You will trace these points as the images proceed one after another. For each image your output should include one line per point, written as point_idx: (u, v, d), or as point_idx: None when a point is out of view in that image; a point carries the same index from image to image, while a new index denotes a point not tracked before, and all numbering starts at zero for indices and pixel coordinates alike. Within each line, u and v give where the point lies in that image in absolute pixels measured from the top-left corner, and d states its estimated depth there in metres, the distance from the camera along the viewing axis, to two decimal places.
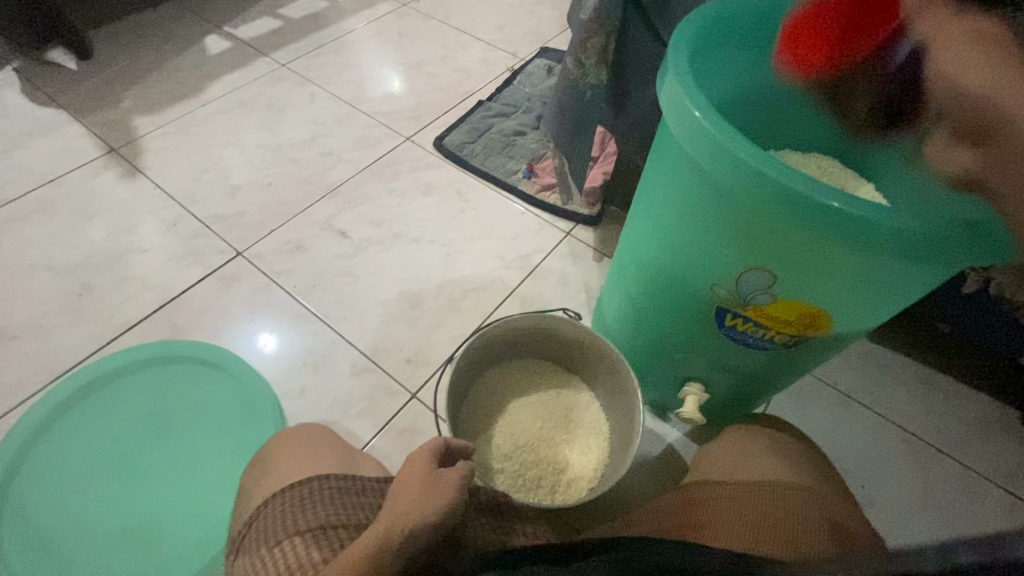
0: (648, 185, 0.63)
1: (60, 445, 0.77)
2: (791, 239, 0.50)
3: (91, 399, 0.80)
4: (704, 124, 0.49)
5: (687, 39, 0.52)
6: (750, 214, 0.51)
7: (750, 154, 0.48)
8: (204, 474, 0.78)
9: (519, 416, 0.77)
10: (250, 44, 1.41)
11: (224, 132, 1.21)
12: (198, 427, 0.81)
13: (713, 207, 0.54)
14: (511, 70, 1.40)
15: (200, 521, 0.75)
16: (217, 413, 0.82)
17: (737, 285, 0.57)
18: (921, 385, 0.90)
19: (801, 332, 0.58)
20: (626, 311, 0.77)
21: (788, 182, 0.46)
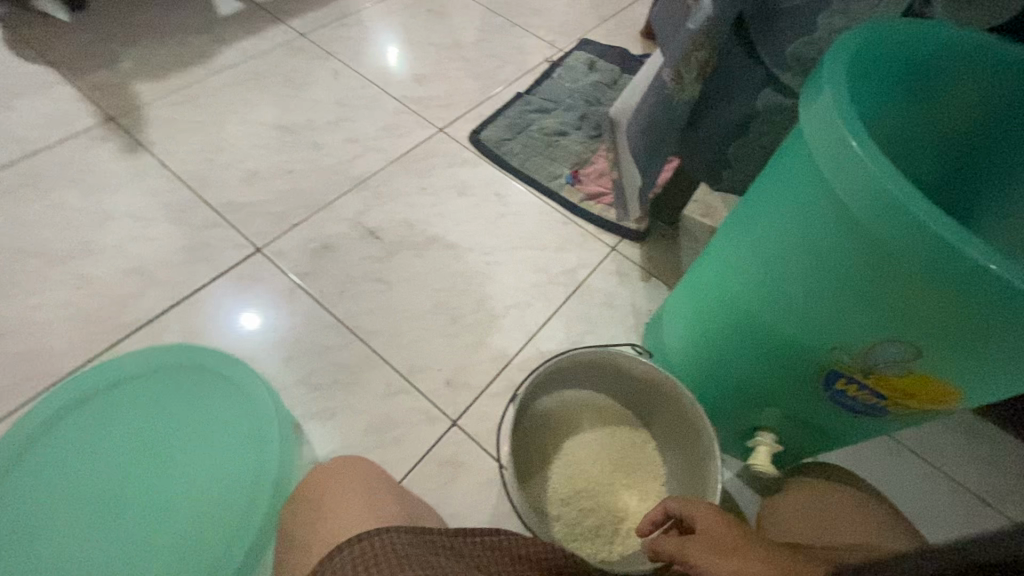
0: (760, 228, 0.56)
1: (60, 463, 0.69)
2: (943, 317, 0.45)
3: (94, 414, 0.72)
4: (871, 173, 0.43)
5: (844, 70, 0.46)
6: (890, 273, 0.46)
7: (917, 211, 0.42)
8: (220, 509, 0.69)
9: (573, 456, 0.72)
10: (265, 9, 1.29)
11: (238, 108, 1.09)
12: (214, 453, 0.72)
13: (854, 266, 0.48)
14: (550, 61, 1.31)
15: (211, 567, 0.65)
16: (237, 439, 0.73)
17: (859, 346, 0.51)
18: (970, 434, 0.87)
19: (921, 405, 0.52)
20: (700, 352, 0.71)
21: (969, 255, 0.41)
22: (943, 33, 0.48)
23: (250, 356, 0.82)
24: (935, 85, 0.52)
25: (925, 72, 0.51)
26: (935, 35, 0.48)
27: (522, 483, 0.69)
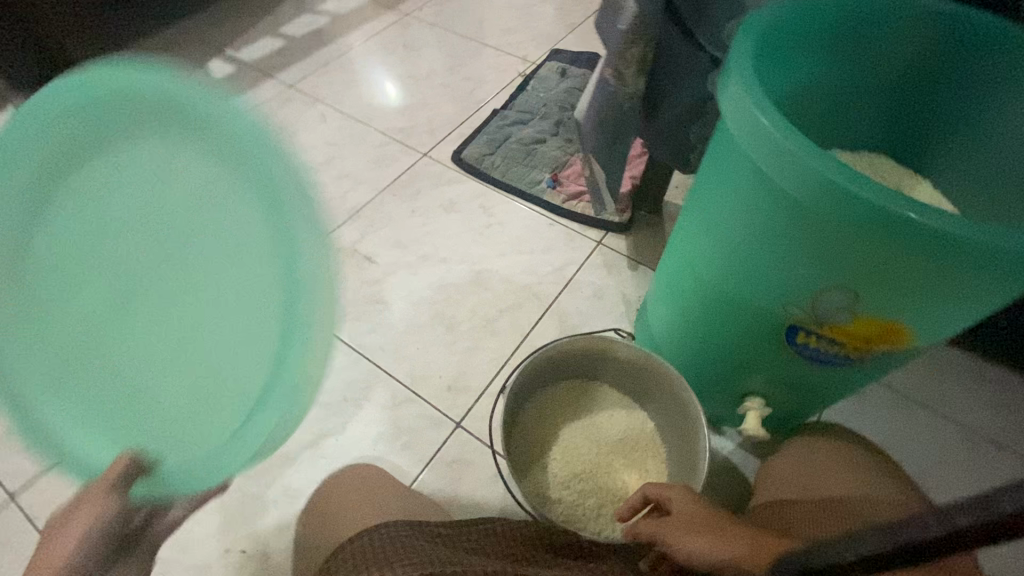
0: (706, 201, 0.59)
1: (47, 225, 0.46)
2: (873, 260, 0.47)
3: (72, 143, 0.45)
4: (780, 139, 0.46)
5: (748, 45, 0.49)
6: (819, 227, 0.48)
7: (825, 168, 0.45)
8: (245, 347, 0.43)
9: (571, 441, 0.75)
10: (255, 68, 1.39)
11: None
12: (242, 248, 0.43)
13: (786, 226, 0.51)
14: (524, 75, 1.37)
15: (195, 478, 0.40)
16: (258, 253, 0.42)
17: (808, 300, 0.53)
18: (976, 380, 0.87)
19: (879, 349, 0.54)
20: (679, 327, 0.73)
21: (878, 201, 0.43)
22: None
23: None
24: (855, 40, 0.55)
25: (841, 39, 0.55)
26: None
27: (522, 473, 0.72)
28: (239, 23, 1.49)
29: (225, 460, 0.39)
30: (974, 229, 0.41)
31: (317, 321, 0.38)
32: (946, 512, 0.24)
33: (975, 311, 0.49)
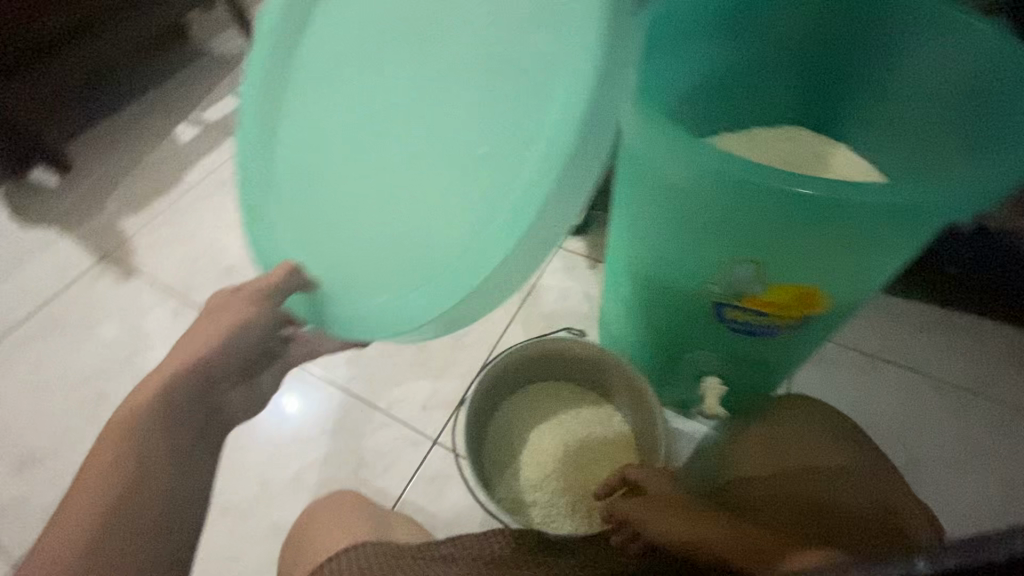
0: (617, 193, 0.61)
1: (280, 133, 0.56)
2: (770, 229, 0.49)
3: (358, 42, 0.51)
4: (655, 132, 0.46)
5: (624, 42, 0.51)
6: (727, 210, 0.49)
7: (704, 155, 0.45)
8: (433, 234, 0.46)
9: (541, 443, 0.77)
10: (219, 125, 1.46)
11: (209, 217, 1.25)
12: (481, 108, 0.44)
13: (687, 209, 0.52)
14: None
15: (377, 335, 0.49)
16: (531, 110, 0.41)
17: (727, 275, 0.54)
18: (944, 329, 0.88)
19: (801, 312, 0.56)
20: (628, 318, 0.74)
21: (757, 177, 0.44)
22: None
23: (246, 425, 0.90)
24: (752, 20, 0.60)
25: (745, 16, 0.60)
26: None
27: (496, 481, 0.74)
28: (201, 85, 1.57)
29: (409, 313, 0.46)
30: (853, 188, 0.43)
31: (555, 167, 0.39)
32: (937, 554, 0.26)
33: (885, 262, 0.52)
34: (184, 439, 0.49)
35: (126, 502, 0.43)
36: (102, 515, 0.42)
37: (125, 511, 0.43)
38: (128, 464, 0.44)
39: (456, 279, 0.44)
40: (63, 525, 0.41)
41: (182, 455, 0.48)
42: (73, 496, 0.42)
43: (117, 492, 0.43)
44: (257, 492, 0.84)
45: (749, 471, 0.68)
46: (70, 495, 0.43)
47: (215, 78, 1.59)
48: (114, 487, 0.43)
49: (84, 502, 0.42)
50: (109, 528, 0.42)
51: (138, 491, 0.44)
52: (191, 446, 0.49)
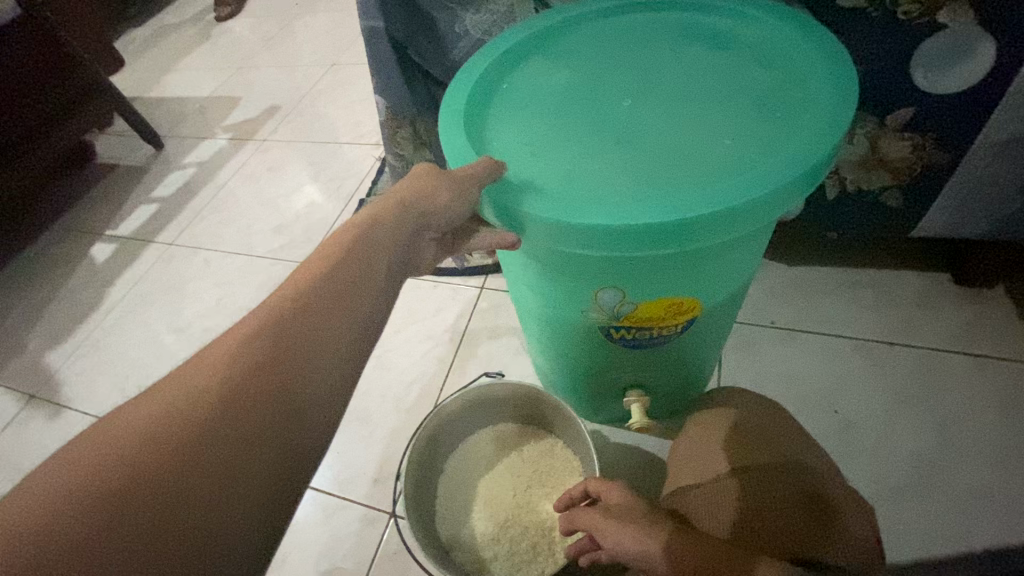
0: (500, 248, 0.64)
1: (524, 102, 0.59)
2: (619, 263, 0.51)
3: (613, 55, 0.61)
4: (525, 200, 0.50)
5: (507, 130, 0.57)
6: (606, 259, 0.51)
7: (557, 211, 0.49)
8: (679, 163, 0.50)
9: (491, 491, 0.76)
10: (135, 237, 1.44)
11: (135, 332, 1.22)
12: (684, 112, 0.54)
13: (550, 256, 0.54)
14: (380, 157, 1.44)
15: (574, 239, 0.49)
16: (719, 118, 0.53)
17: (602, 305, 0.57)
18: (849, 288, 0.92)
19: (678, 322, 0.59)
20: (543, 352, 0.75)
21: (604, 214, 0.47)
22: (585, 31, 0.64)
23: None
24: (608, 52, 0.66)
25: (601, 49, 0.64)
26: (584, 35, 0.64)
27: (451, 544, 0.73)
28: (112, 200, 1.56)
29: (637, 209, 0.47)
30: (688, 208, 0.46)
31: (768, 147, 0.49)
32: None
33: (742, 263, 0.56)
34: (271, 419, 0.35)
35: (144, 489, 0.30)
36: (109, 496, 0.30)
37: (131, 510, 0.30)
38: (183, 428, 0.33)
39: (668, 209, 0.46)
40: (53, 485, 0.30)
41: (259, 444, 0.34)
42: (97, 442, 0.32)
43: (140, 472, 0.31)
44: None
45: (703, 474, 0.66)
46: (104, 427, 0.33)
47: (125, 191, 1.58)
48: (136, 459, 0.31)
49: (103, 455, 0.31)
50: (96, 529, 0.29)
51: (156, 479, 0.31)
52: (275, 437, 0.35)
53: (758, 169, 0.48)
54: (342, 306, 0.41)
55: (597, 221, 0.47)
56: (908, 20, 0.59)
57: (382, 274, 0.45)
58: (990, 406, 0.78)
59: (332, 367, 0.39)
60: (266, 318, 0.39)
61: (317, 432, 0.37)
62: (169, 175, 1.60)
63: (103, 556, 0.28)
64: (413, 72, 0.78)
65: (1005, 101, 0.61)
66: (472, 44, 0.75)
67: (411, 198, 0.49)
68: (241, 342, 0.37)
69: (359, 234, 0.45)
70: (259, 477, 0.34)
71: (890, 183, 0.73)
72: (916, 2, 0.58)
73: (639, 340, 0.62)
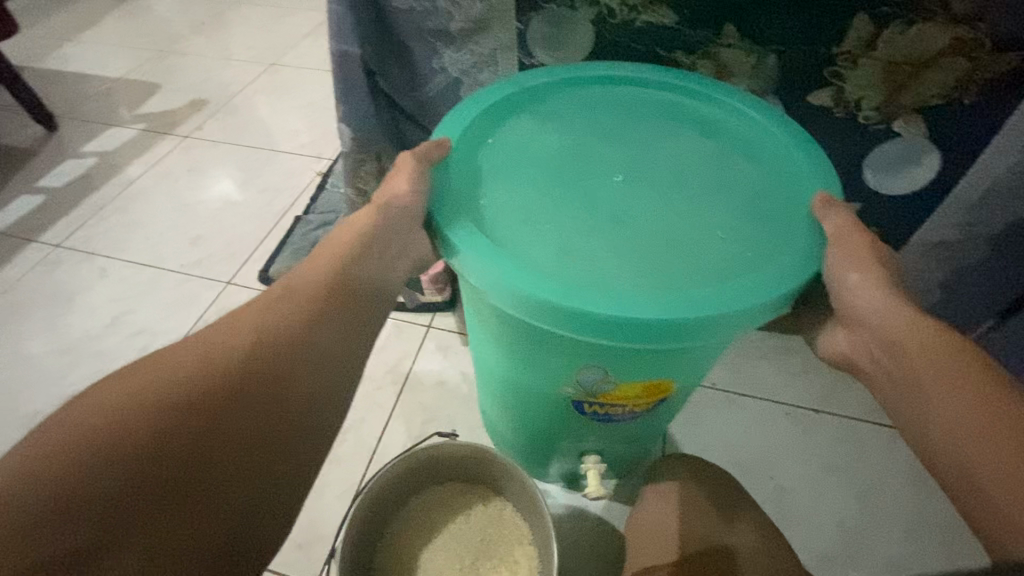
0: (473, 313, 0.59)
1: (514, 167, 0.56)
2: (605, 348, 0.49)
3: (607, 128, 0.59)
4: (517, 278, 0.46)
5: (498, 194, 0.53)
6: (594, 344, 0.49)
7: (550, 292, 0.45)
8: (673, 254, 0.50)
9: (435, 562, 0.71)
10: (10, 234, 1.22)
11: (0, 351, 1.02)
12: (676, 200, 0.54)
13: (532, 332, 0.51)
14: (321, 173, 1.33)
15: (567, 322, 0.46)
16: (710, 211, 0.53)
17: (580, 383, 0.54)
18: (782, 354, 0.97)
19: (651, 402, 0.57)
20: (503, 414, 0.71)
21: (603, 301, 0.45)
22: (577, 97, 0.62)
23: None
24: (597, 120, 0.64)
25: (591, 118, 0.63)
26: (578, 102, 0.61)
27: None
28: None
29: (634, 303, 0.45)
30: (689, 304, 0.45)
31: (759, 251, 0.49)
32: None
33: (718, 353, 0.55)
34: (278, 410, 0.39)
35: (145, 483, 0.33)
36: (123, 469, 0.33)
37: (146, 470, 0.33)
38: (213, 390, 0.37)
39: (668, 303, 0.45)
40: (75, 438, 0.33)
41: (235, 438, 0.37)
42: (108, 397, 0.35)
43: (176, 426, 0.35)
44: None
45: (660, 555, 0.66)
46: (118, 380, 0.36)
47: (1, 176, 1.34)
48: (136, 450, 0.34)
49: (141, 396, 0.35)
50: (117, 481, 0.33)
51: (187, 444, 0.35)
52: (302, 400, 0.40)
53: (753, 272, 0.47)
54: (345, 316, 0.45)
55: (595, 309, 0.44)
56: (868, 124, 0.66)
57: (381, 284, 0.50)
58: (902, 475, 0.85)
59: (348, 348, 0.44)
60: (294, 294, 0.44)
61: (329, 413, 0.42)
62: (61, 163, 1.38)
63: (139, 502, 0.33)
64: (382, 102, 0.72)
65: (941, 209, 0.70)
66: (448, 81, 0.70)
67: (386, 198, 0.51)
68: (265, 320, 0.42)
69: (359, 235, 0.50)
70: (237, 463, 0.36)
71: None
72: (876, 109, 0.64)
73: (609, 415, 0.59)
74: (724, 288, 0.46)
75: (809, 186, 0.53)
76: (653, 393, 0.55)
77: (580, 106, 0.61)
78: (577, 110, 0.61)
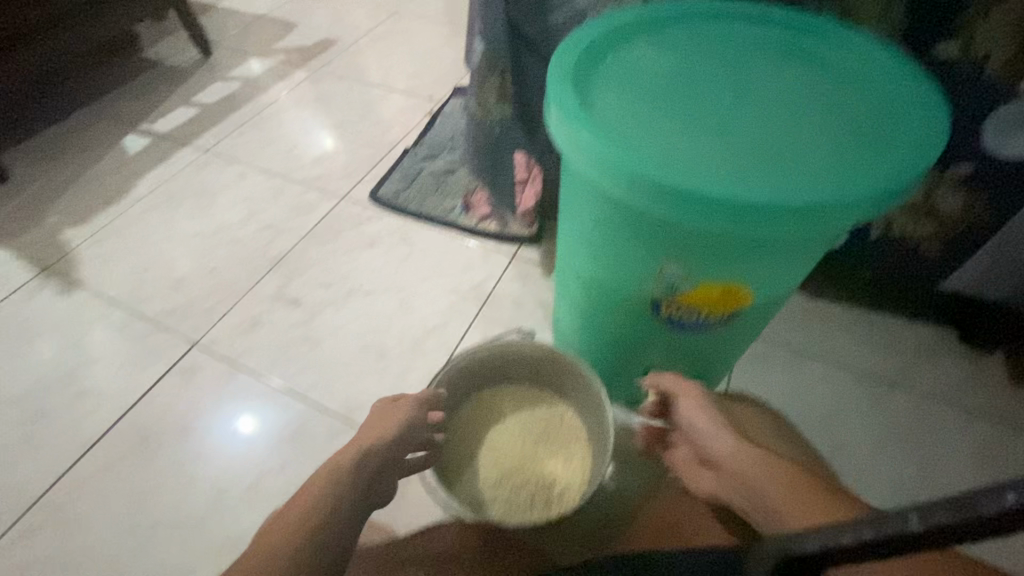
0: (568, 212, 0.65)
1: (629, 75, 0.61)
2: (694, 235, 0.54)
3: (720, 52, 0.63)
4: (624, 157, 0.52)
5: (613, 94, 0.58)
6: (688, 229, 0.54)
7: (654, 172, 0.51)
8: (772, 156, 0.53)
9: (500, 441, 0.80)
10: (170, 136, 1.43)
11: (157, 227, 1.22)
12: (780, 116, 0.57)
13: (626, 220, 0.57)
14: (431, 112, 1.45)
15: (664, 200, 0.51)
16: (812, 127, 0.56)
17: (662, 279, 0.60)
18: (861, 327, 0.96)
19: (724, 310, 0.62)
20: (578, 322, 0.77)
21: (701, 184, 0.50)
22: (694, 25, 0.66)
23: (225, 463, 0.90)
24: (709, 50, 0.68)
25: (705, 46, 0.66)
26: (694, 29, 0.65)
27: (453, 481, 0.76)
28: (152, 94, 1.54)
29: (729, 188, 0.49)
30: (783, 195, 0.49)
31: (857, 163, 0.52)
32: (929, 509, 0.29)
33: (795, 268, 0.59)
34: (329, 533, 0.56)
35: None
36: None
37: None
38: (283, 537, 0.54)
39: (762, 193, 0.49)
40: None
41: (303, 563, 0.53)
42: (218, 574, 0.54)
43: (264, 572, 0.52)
44: (212, 499, 0.87)
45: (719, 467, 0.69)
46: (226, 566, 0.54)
47: (167, 89, 1.56)
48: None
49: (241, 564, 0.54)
50: None
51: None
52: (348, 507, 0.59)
53: (850, 179, 0.51)
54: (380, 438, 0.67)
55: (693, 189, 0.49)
56: (994, 81, 0.66)
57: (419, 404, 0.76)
58: (968, 455, 0.84)
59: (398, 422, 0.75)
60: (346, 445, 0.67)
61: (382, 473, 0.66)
62: (213, 83, 1.59)
63: None
64: (511, 26, 0.81)
65: None
66: (573, 13, 0.77)
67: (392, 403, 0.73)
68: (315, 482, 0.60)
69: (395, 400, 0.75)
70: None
71: (931, 233, 0.81)
72: (1006, 65, 0.64)
73: (682, 320, 0.64)
74: (818, 189, 0.50)
75: (915, 116, 0.55)
76: (730, 297, 0.60)
77: (696, 33, 0.65)
78: (693, 36, 0.65)
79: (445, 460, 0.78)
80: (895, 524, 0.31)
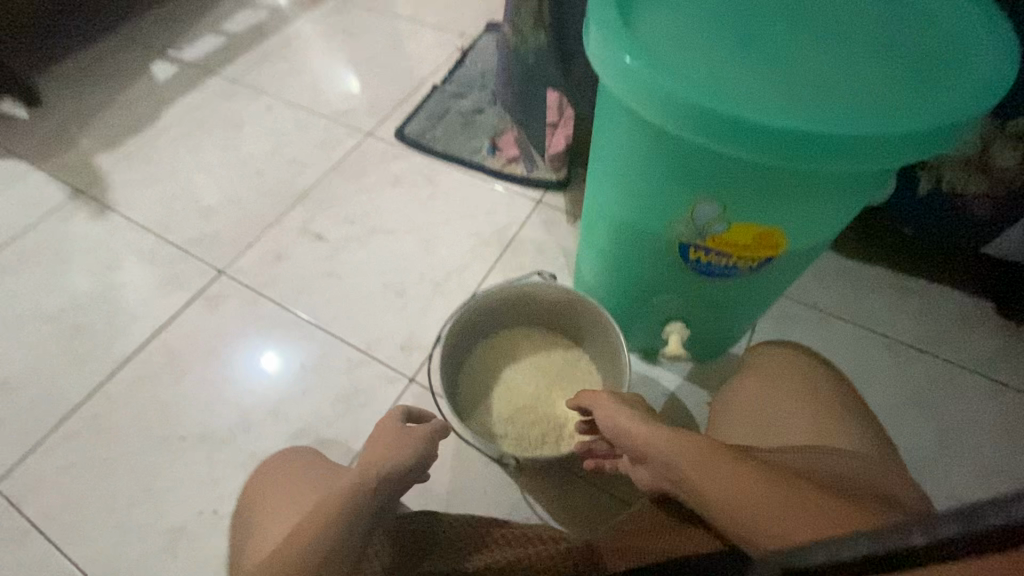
0: (600, 147, 0.63)
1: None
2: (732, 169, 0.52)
3: None
4: (667, 80, 0.48)
5: (658, 16, 0.54)
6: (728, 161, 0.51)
7: (699, 97, 0.47)
8: (825, 87, 0.49)
9: (514, 380, 0.81)
10: (198, 64, 1.42)
11: (186, 156, 1.23)
12: (838, 47, 0.53)
13: (662, 152, 0.54)
14: (462, 49, 1.39)
15: (706, 128, 0.48)
16: (872, 61, 0.52)
17: (694, 219, 0.57)
18: (896, 292, 0.93)
19: (755, 256, 0.59)
20: (602, 267, 0.75)
21: (747, 111, 0.47)
22: None
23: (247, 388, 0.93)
24: None
25: None
26: None
27: (468, 415, 0.78)
28: (180, 20, 1.51)
29: (777, 117, 0.46)
30: (835, 125, 0.46)
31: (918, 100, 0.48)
32: (932, 521, 0.24)
33: (834, 214, 0.57)
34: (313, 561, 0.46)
35: None
36: None
37: None
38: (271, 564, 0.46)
39: (812, 122, 0.46)
40: None
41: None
42: None
43: None
44: (236, 420, 0.91)
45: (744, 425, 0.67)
46: None
47: (195, 15, 1.53)
48: None
49: None
50: None
51: None
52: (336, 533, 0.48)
53: (909, 112, 0.47)
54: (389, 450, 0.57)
55: (738, 115, 0.46)
56: None
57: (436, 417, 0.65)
58: (990, 426, 0.82)
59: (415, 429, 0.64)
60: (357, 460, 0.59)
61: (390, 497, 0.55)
62: (241, 11, 1.55)
63: None
64: None
65: None
66: None
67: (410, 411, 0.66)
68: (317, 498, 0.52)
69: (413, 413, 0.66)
70: None
71: (983, 191, 0.76)
72: None
73: (710, 265, 0.62)
74: (873, 121, 0.46)
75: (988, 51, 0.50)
76: (764, 241, 0.57)
77: None
78: None
79: (461, 395, 0.80)
80: (890, 535, 0.26)
